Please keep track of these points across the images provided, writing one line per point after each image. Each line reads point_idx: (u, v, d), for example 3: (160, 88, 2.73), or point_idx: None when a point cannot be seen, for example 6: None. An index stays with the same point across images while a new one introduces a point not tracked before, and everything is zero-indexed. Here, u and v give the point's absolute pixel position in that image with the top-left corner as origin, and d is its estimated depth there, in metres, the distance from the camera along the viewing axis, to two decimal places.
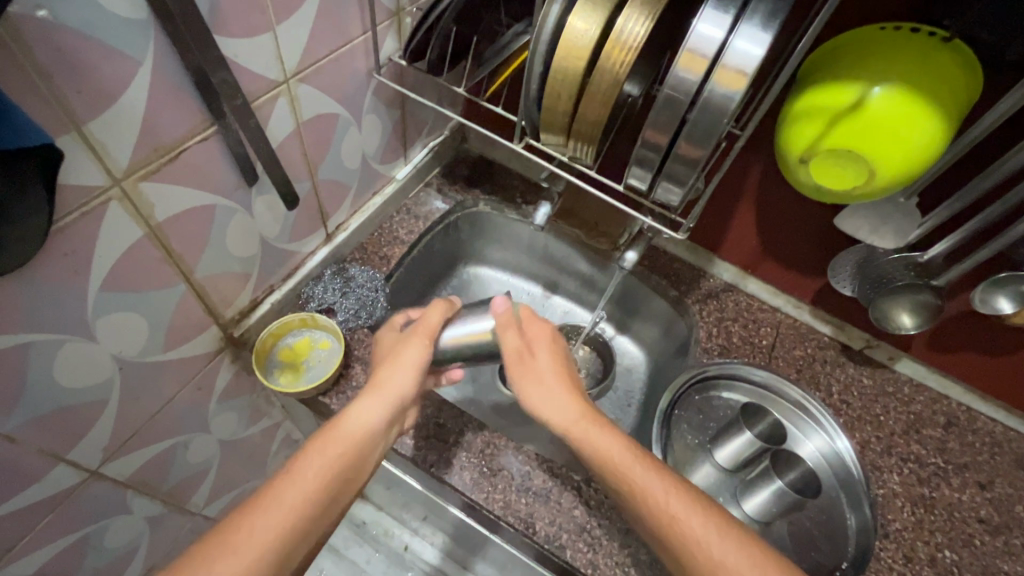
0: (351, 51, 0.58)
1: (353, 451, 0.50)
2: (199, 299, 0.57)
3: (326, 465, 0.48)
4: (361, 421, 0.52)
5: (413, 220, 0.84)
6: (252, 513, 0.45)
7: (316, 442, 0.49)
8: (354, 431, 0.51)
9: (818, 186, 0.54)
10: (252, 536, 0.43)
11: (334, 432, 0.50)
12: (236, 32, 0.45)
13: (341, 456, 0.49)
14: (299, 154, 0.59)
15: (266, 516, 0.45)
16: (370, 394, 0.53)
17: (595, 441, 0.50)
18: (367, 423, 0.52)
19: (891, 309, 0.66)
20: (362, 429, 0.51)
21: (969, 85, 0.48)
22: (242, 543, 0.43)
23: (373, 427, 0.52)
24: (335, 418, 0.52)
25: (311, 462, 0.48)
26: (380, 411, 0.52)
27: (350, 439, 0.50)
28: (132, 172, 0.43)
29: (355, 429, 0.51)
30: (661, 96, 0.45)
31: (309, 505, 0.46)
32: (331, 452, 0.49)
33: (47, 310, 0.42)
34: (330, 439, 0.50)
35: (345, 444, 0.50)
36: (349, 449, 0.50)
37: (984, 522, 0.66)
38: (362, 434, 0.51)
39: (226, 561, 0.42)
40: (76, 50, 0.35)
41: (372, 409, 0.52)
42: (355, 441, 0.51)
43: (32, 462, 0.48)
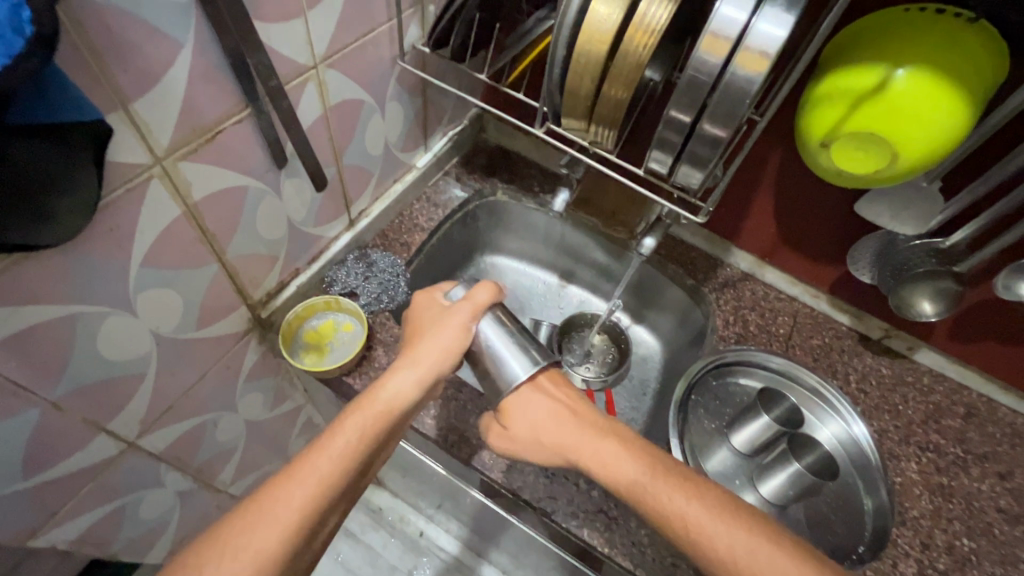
0: (376, 38, 0.60)
1: (384, 424, 0.51)
2: (231, 279, 0.59)
3: (357, 434, 0.49)
4: (393, 392, 0.52)
5: (433, 208, 0.85)
6: (287, 475, 0.45)
7: (347, 413, 0.50)
8: (386, 402, 0.51)
9: (839, 169, 0.54)
10: (287, 500, 0.44)
11: (366, 403, 0.51)
12: (270, 16, 0.46)
13: (371, 428, 0.50)
14: (326, 139, 0.61)
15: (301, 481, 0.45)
16: (403, 369, 0.54)
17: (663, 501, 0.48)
18: (399, 398, 0.52)
19: (910, 297, 0.66)
20: (396, 400, 0.52)
21: (994, 66, 0.48)
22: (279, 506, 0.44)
23: (403, 401, 0.52)
24: (367, 390, 0.52)
25: (343, 430, 0.48)
26: (415, 385, 0.53)
27: (382, 410, 0.51)
28: (172, 151, 0.45)
29: (388, 400, 0.52)
30: (684, 79, 0.46)
31: (340, 475, 0.46)
32: (363, 422, 0.49)
33: (94, 283, 0.44)
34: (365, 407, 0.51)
35: (377, 414, 0.51)
36: (381, 418, 0.51)
37: (1003, 511, 0.66)
38: (392, 406, 0.52)
39: (263, 522, 0.43)
40: (126, 33, 0.37)
41: (406, 384, 0.53)
42: (387, 411, 0.51)
43: (76, 431, 0.51)
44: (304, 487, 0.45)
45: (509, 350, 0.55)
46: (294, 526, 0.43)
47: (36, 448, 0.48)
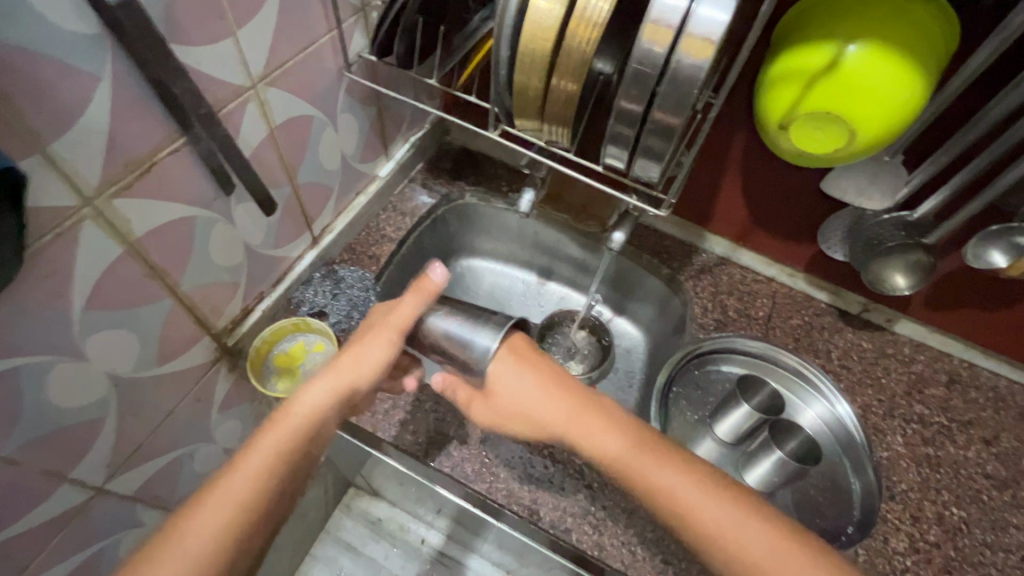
0: (318, 50, 0.58)
1: (301, 440, 0.49)
2: (189, 312, 0.57)
3: (271, 457, 0.47)
4: (307, 412, 0.50)
5: (400, 216, 0.84)
6: (199, 508, 0.44)
7: (261, 434, 0.48)
8: (299, 420, 0.49)
9: (799, 150, 0.53)
10: (203, 525, 0.43)
11: (278, 422, 0.49)
12: (193, 40, 0.44)
13: (284, 448, 0.48)
14: (276, 159, 0.59)
15: (216, 508, 0.44)
16: (314, 386, 0.51)
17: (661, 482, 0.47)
18: (309, 414, 0.50)
19: (883, 271, 0.65)
20: (313, 413, 0.50)
21: (945, 36, 0.48)
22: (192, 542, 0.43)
23: (322, 413, 0.50)
24: (281, 407, 0.50)
25: (256, 453, 0.47)
26: (331, 404, 0.51)
27: (296, 429, 0.49)
28: (103, 190, 0.43)
29: (306, 414, 0.50)
30: (630, 71, 0.44)
31: (256, 493, 0.45)
32: (277, 437, 0.48)
33: (33, 334, 0.43)
34: (280, 422, 0.49)
35: (283, 437, 0.48)
36: (298, 433, 0.49)
37: (990, 477, 0.66)
38: (311, 423, 0.50)
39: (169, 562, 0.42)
40: (32, 71, 0.35)
41: (323, 401, 0.51)
42: (305, 424, 0.49)
43: (36, 483, 0.49)
44: (215, 517, 0.44)
45: (468, 328, 0.52)
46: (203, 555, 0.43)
47: None
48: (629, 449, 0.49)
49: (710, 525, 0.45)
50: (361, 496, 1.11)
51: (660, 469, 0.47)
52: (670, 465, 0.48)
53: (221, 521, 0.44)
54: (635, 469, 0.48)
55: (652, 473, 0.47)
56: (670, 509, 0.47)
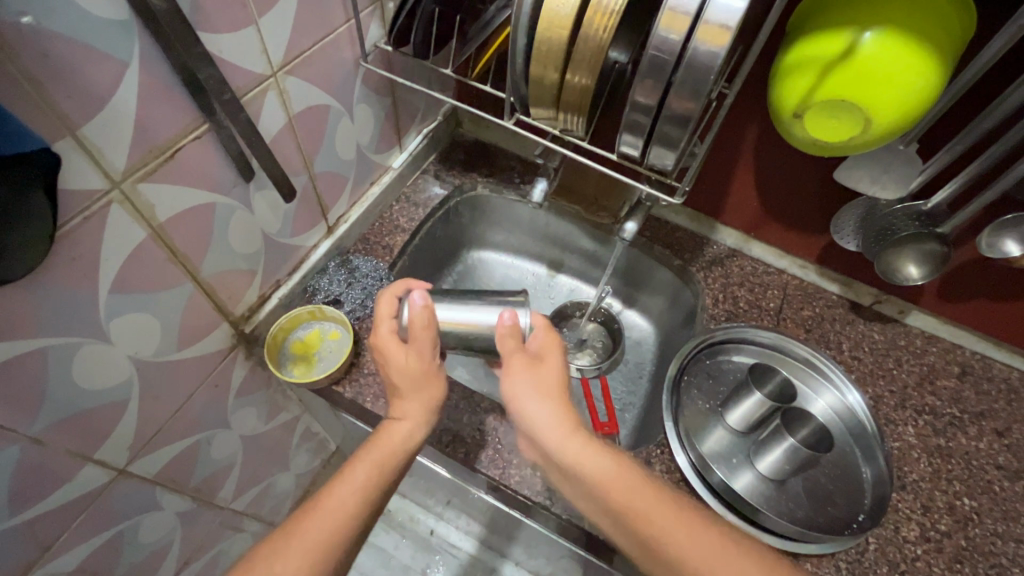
0: (336, 40, 0.59)
1: (392, 465, 0.52)
2: (208, 297, 0.58)
3: (368, 477, 0.51)
4: (398, 438, 0.54)
5: (412, 207, 0.84)
6: (304, 520, 0.48)
7: (359, 456, 0.52)
8: (391, 443, 0.53)
9: (814, 140, 0.53)
10: (309, 536, 0.47)
11: (373, 446, 0.53)
12: (217, 27, 0.45)
13: (378, 474, 0.51)
14: (294, 148, 0.60)
15: (323, 522, 0.48)
16: (403, 416, 0.55)
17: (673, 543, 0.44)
18: (400, 440, 0.53)
19: (895, 261, 0.66)
20: (403, 440, 0.53)
21: (961, 23, 0.48)
22: (287, 552, 0.46)
23: (411, 439, 0.54)
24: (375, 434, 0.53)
25: (358, 474, 0.50)
26: (413, 423, 0.55)
27: (389, 453, 0.53)
28: (129, 174, 0.44)
29: (397, 441, 0.53)
30: (646, 58, 0.45)
31: (357, 512, 0.49)
32: (373, 461, 0.51)
33: (61, 315, 0.44)
34: (376, 447, 0.52)
35: (381, 461, 0.52)
36: (390, 458, 0.52)
37: (1002, 468, 0.66)
38: (402, 450, 0.53)
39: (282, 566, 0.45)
40: (63, 56, 0.36)
41: (411, 427, 0.54)
42: (396, 451, 0.53)
43: (61, 463, 0.50)
44: (316, 531, 0.47)
45: (469, 309, 0.56)
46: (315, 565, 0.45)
47: (22, 483, 0.48)
48: (642, 490, 0.46)
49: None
50: None
51: (679, 518, 0.44)
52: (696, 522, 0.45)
53: (321, 534, 0.47)
54: (651, 523, 0.45)
55: (669, 524, 0.44)
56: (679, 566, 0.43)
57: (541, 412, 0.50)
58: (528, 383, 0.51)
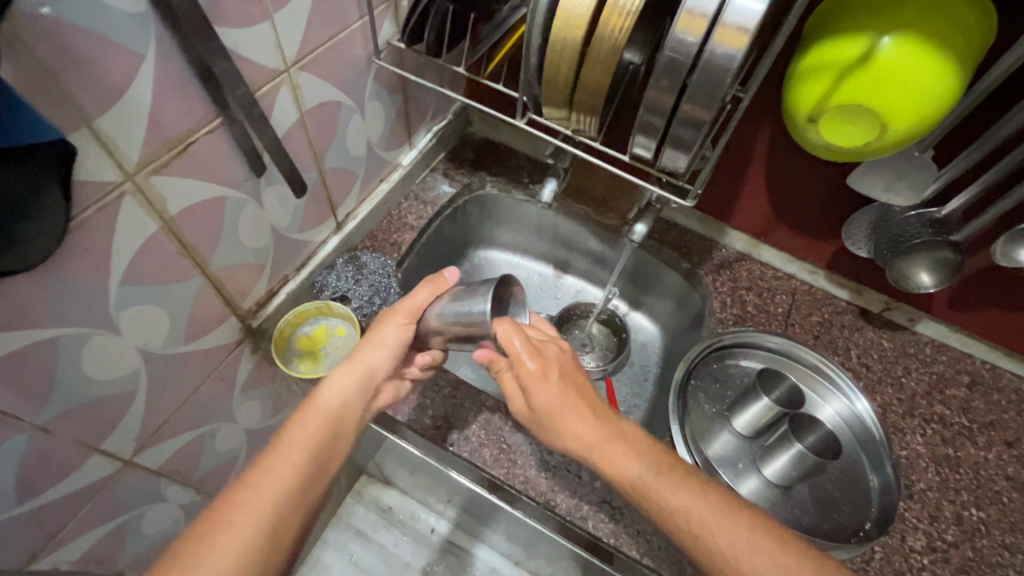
0: (350, 36, 0.58)
1: (329, 425, 0.55)
2: (217, 291, 0.58)
3: (302, 442, 0.53)
4: (331, 402, 0.56)
5: (421, 205, 0.84)
6: (239, 493, 0.49)
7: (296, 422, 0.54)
8: (325, 409, 0.55)
9: (827, 144, 0.53)
10: (252, 502, 0.48)
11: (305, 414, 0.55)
12: (234, 22, 0.45)
13: (313, 435, 0.53)
14: (305, 144, 0.60)
15: (266, 487, 0.49)
16: (335, 378, 0.56)
17: (669, 500, 0.49)
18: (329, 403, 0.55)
19: (909, 269, 0.65)
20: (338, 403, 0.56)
21: (981, 29, 0.47)
22: (246, 514, 0.48)
23: (343, 401, 0.56)
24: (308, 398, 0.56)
25: (295, 439, 0.52)
26: (348, 385, 0.57)
27: (323, 418, 0.55)
28: (142, 167, 0.44)
29: (331, 404, 0.56)
30: (662, 60, 0.44)
31: (297, 478, 0.51)
32: (312, 428, 0.54)
33: (72, 305, 0.44)
34: (308, 412, 0.55)
35: (320, 421, 0.54)
36: (326, 422, 0.55)
37: (1011, 479, 0.65)
38: (334, 412, 0.55)
39: (229, 530, 0.47)
40: (80, 47, 0.36)
41: (341, 389, 0.56)
42: (332, 414, 0.55)
43: (69, 452, 0.50)
44: (262, 492, 0.49)
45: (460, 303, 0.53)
46: (266, 525, 0.48)
47: (29, 471, 0.48)
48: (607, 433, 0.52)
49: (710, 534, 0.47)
50: (372, 483, 1.12)
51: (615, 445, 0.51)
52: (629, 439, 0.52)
53: (261, 499, 0.49)
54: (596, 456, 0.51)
55: (663, 491, 0.49)
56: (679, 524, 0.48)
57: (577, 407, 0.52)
58: (546, 396, 0.52)
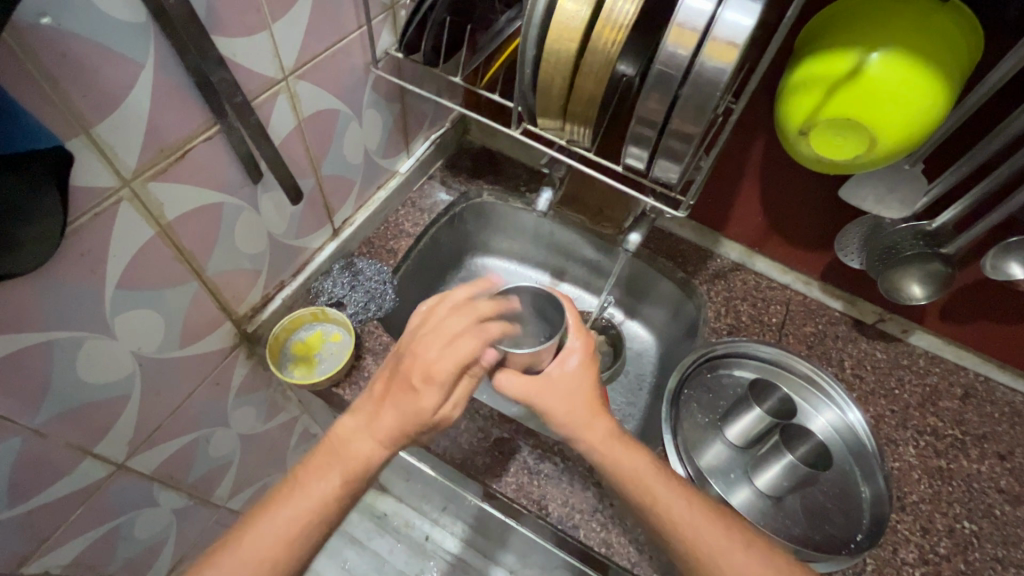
0: (348, 46, 0.59)
1: (349, 479, 0.48)
2: (213, 296, 0.59)
3: (329, 496, 0.47)
4: (364, 448, 0.49)
5: (418, 212, 0.84)
6: (246, 531, 0.45)
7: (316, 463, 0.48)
8: (350, 457, 0.48)
9: (818, 157, 0.54)
10: (255, 546, 0.44)
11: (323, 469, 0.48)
12: (232, 31, 0.46)
13: (332, 486, 0.47)
14: (303, 151, 0.61)
15: (272, 528, 0.45)
16: (368, 425, 0.49)
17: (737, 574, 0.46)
18: (356, 460, 0.48)
19: (898, 279, 0.65)
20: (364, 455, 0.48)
21: (968, 46, 0.48)
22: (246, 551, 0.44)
23: (373, 452, 0.49)
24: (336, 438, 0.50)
25: (315, 481, 0.47)
26: (381, 435, 0.49)
27: (343, 467, 0.48)
28: (139, 173, 0.44)
29: (356, 454, 0.49)
30: (653, 73, 0.45)
31: (304, 528, 0.46)
32: (329, 475, 0.48)
33: (68, 309, 0.44)
34: (334, 455, 0.49)
35: (338, 475, 0.48)
36: (347, 472, 0.48)
37: (1003, 492, 0.65)
38: (359, 463, 0.48)
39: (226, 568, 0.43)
40: (79, 56, 0.37)
41: (372, 437, 0.49)
42: (355, 465, 0.48)
43: (61, 456, 0.51)
44: (263, 536, 0.45)
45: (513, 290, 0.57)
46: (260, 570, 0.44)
47: (20, 474, 0.48)
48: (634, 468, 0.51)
49: None
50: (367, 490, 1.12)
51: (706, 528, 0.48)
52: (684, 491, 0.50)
53: (266, 544, 0.45)
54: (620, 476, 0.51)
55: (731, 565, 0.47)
56: None
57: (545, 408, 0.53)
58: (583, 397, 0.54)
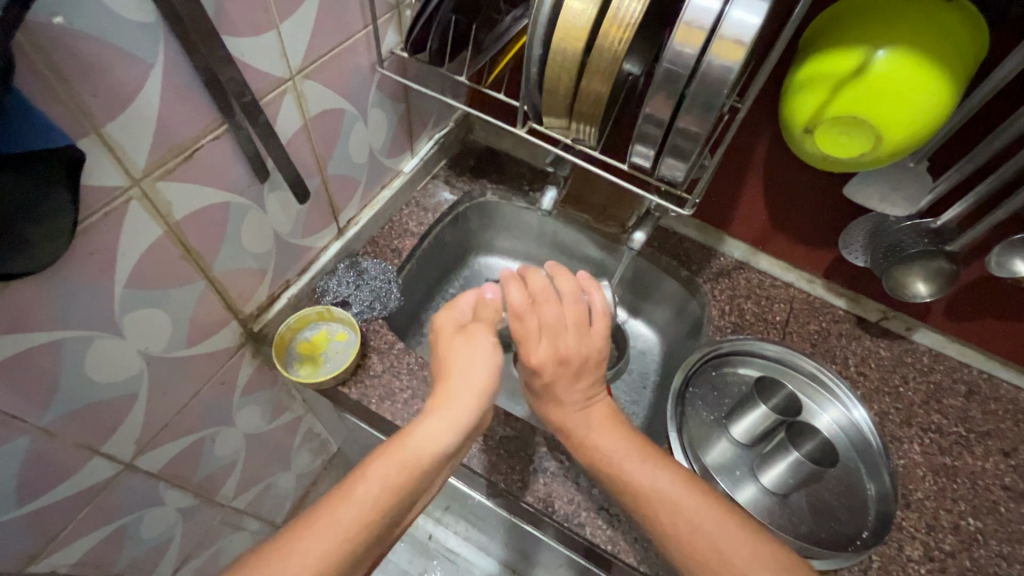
0: (353, 45, 0.59)
1: (415, 476, 0.47)
2: (220, 295, 0.59)
3: (384, 486, 0.46)
4: (427, 442, 0.49)
5: (422, 212, 0.85)
6: (302, 531, 0.43)
7: (377, 458, 0.47)
8: (415, 452, 0.48)
9: (823, 155, 0.54)
10: (313, 545, 0.42)
11: (399, 448, 0.48)
12: (240, 30, 0.46)
13: (397, 478, 0.46)
14: (308, 150, 0.61)
15: (331, 528, 0.43)
16: (432, 420, 0.51)
17: None
18: (430, 450, 0.49)
19: (903, 278, 0.65)
20: (429, 449, 0.49)
21: (973, 44, 0.48)
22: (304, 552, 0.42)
23: (437, 447, 0.49)
24: (399, 433, 0.50)
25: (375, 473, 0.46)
26: (443, 428, 0.50)
27: (409, 459, 0.48)
28: (149, 172, 0.45)
29: (421, 448, 0.49)
30: (660, 71, 0.45)
31: (364, 526, 0.44)
32: (391, 465, 0.47)
33: (77, 308, 0.44)
34: (396, 449, 0.48)
35: (404, 469, 0.47)
36: (411, 467, 0.48)
37: (1008, 489, 0.66)
38: (424, 458, 0.48)
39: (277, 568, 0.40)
40: (90, 55, 0.37)
41: (435, 430, 0.50)
42: (421, 460, 0.48)
43: (70, 454, 0.51)
44: (321, 535, 0.42)
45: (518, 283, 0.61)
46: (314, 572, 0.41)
47: (29, 473, 0.48)
48: (623, 450, 0.53)
49: None
50: None
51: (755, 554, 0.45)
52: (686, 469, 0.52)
53: (324, 541, 0.42)
54: (611, 465, 0.52)
55: None
56: None
57: (579, 339, 0.57)
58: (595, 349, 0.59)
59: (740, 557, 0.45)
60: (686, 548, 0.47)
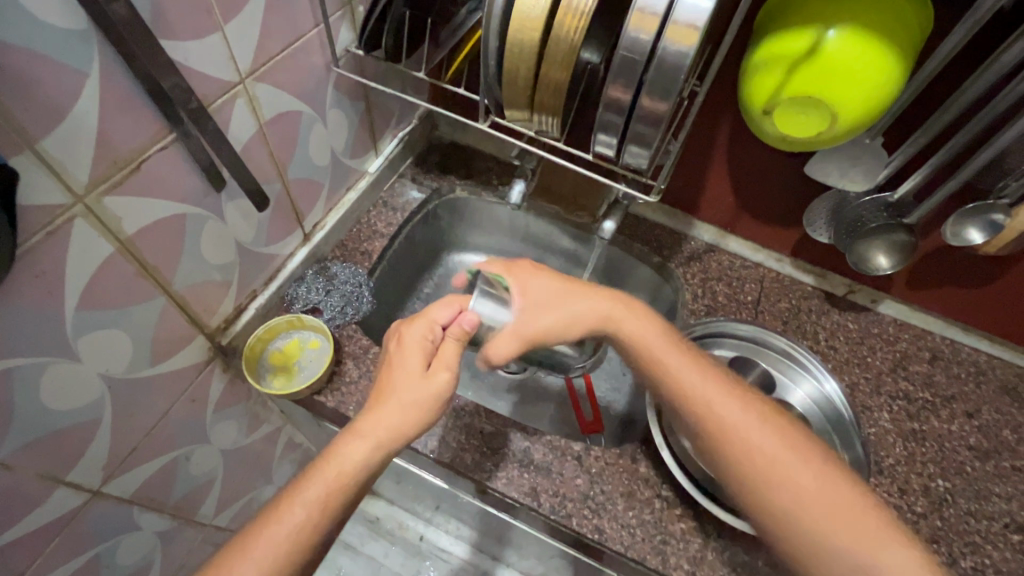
0: (305, 45, 0.58)
1: (340, 497, 0.47)
2: (182, 310, 0.57)
3: (308, 511, 0.46)
4: (351, 463, 0.48)
5: (391, 212, 0.83)
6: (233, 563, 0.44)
7: (300, 486, 0.48)
8: (339, 474, 0.48)
9: (783, 136, 0.54)
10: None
11: (320, 469, 0.48)
12: (181, 34, 0.44)
13: (326, 499, 0.47)
14: (266, 155, 0.59)
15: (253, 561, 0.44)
16: (357, 436, 0.49)
17: (760, 447, 0.50)
18: (356, 468, 0.48)
19: (866, 251, 0.67)
20: (352, 469, 0.48)
21: (918, 20, 0.49)
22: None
23: (363, 467, 0.48)
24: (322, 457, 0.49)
25: (297, 505, 0.46)
26: (371, 450, 0.49)
27: (336, 482, 0.47)
28: (92, 188, 0.43)
29: (344, 471, 0.48)
30: (617, 59, 0.45)
31: (292, 553, 0.45)
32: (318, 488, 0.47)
33: (24, 334, 0.42)
34: (320, 474, 0.48)
35: (325, 491, 0.47)
36: (336, 489, 0.47)
37: (973, 449, 0.68)
38: (352, 478, 0.48)
39: None
40: (16, 67, 0.35)
41: (363, 452, 0.49)
42: (346, 480, 0.48)
43: (31, 487, 0.49)
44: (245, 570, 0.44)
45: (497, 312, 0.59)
46: None
47: None
48: (660, 338, 0.57)
49: (794, 483, 0.48)
50: None
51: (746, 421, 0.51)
52: (699, 371, 0.54)
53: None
54: (663, 361, 0.55)
55: (756, 438, 0.51)
56: (766, 482, 0.49)
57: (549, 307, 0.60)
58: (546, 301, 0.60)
59: (749, 434, 0.51)
60: (712, 425, 0.52)
